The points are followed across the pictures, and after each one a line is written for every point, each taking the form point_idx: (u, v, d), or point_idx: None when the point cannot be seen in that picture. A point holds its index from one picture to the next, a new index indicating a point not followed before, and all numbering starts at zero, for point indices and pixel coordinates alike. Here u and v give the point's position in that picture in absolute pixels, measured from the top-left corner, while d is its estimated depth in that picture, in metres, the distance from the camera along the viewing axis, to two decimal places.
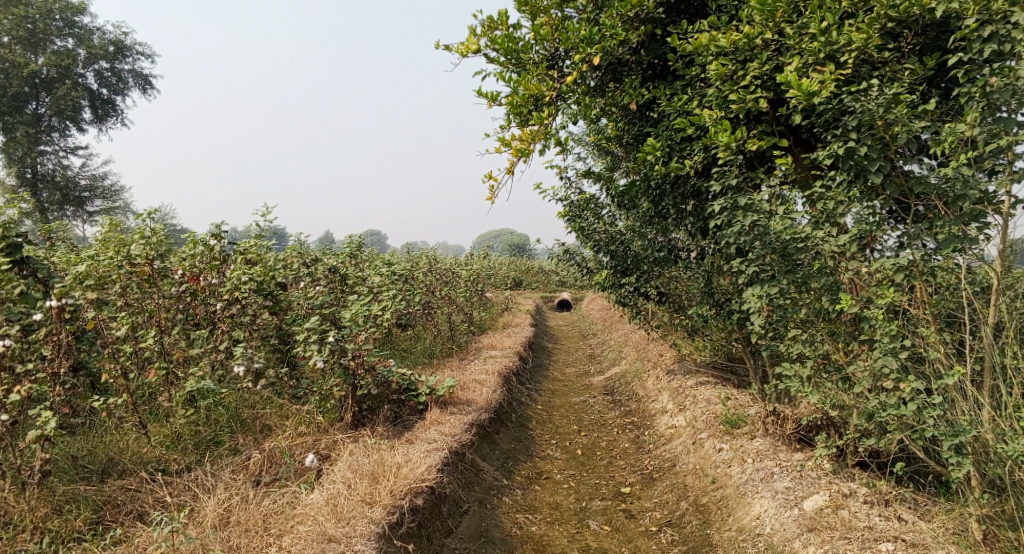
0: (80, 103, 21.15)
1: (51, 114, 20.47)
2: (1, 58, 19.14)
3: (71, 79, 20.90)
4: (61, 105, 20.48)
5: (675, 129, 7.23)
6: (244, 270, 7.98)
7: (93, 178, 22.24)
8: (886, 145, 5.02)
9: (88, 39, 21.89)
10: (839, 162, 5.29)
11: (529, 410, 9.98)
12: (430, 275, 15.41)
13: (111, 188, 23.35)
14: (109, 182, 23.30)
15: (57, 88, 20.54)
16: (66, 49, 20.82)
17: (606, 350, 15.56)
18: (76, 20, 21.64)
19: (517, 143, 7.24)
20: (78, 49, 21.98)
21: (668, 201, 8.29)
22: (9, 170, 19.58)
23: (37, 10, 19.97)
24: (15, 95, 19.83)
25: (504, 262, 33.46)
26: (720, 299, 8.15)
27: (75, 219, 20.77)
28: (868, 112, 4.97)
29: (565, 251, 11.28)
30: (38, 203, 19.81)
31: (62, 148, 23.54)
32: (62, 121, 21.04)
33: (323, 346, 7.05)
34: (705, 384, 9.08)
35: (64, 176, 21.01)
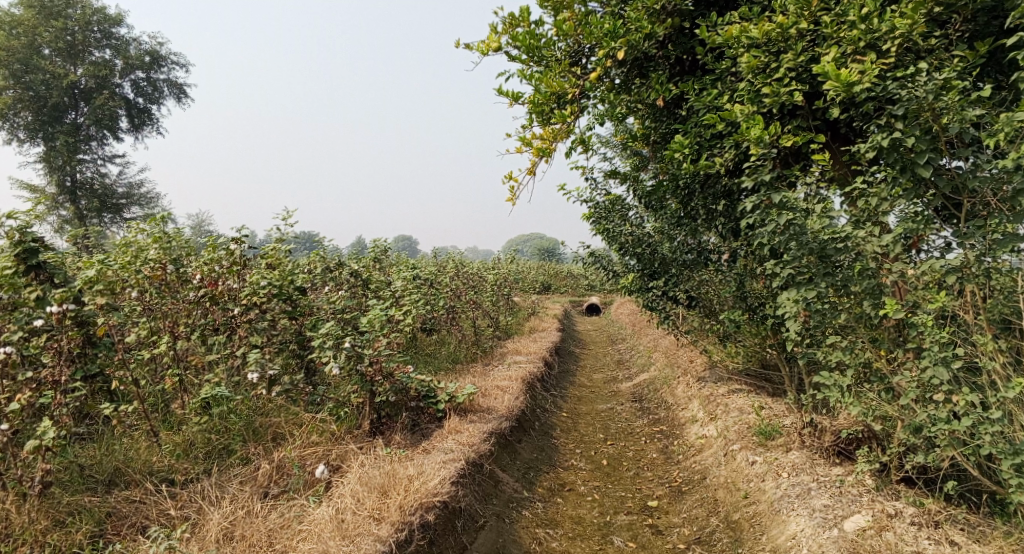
0: (117, 111, 21.51)
1: (90, 123, 20.85)
2: (42, 68, 19.51)
3: (109, 88, 21.28)
4: (99, 114, 20.82)
5: (705, 125, 6.89)
6: (263, 274, 7.86)
7: (130, 185, 22.59)
8: (936, 136, 4.62)
9: (125, 49, 22.27)
10: (883, 153, 4.88)
11: (554, 418, 9.69)
12: (456, 279, 15.23)
13: (147, 194, 23.71)
14: (145, 189, 23.66)
15: (95, 97, 20.90)
16: (104, 59, 21.19)
17: (635, 355, 15.20)
18: (113, 31, 22.05)
19: (538, 142, 6.98)
20: (115, 59, 22.36)
21: (697, 200, 7.96)
22: (48, 178, 19.98)
23: (76, 22, 20.35)
24: (55, 105, 20.22)
25: (532, 266, 33.21)
26: (753, 303, 7.78)
27: (112, 226, 21.07)
28: (915, 99, 4.61)
29: (592, 254, 10.97)
30: (76, 211, 20.14)
31: (99, 156, 23.97)
32: (100, 130, 21.40)
33: (339, 352, 6.87)
34: (737, 393, 8.69)
35: (102, 183, 21.37)
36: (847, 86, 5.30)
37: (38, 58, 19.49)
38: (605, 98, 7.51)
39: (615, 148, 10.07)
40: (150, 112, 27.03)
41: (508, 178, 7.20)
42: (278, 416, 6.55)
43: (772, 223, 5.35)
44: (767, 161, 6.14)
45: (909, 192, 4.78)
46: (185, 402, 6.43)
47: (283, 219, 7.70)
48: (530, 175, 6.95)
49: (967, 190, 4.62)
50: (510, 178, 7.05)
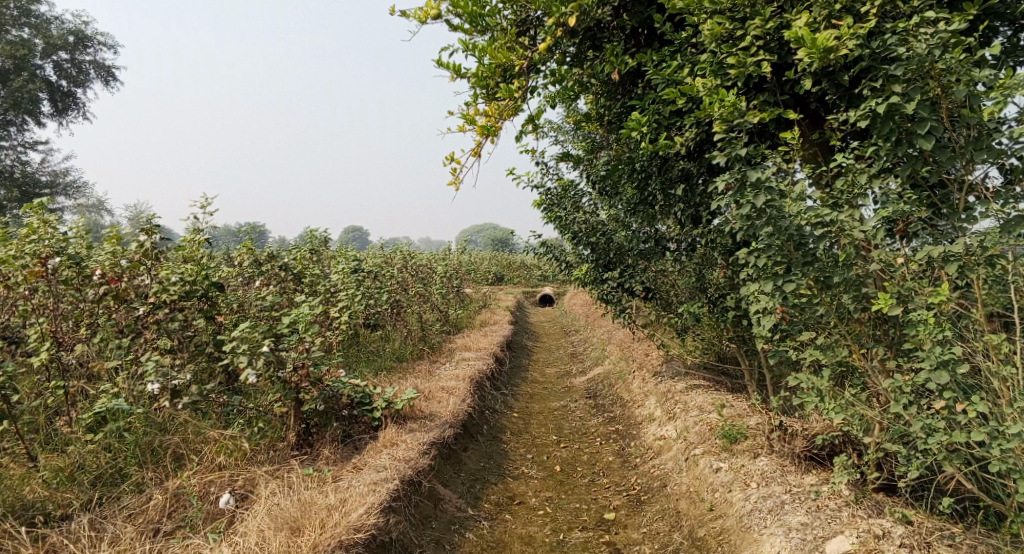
0: (38, 95, 20.00)
1: (8, 108, 19.31)
2: None
3: (29, 70, 19.74)
4: (17, 97, 19.23)
5: (664, 101, 6.27)
6: (174, 268, 7.06)
7: (55, 172, 21.06)
8: (938, 101, 4.24)
9: (46, 29, 20.66)
10: (877, 124, 4.44)
11: (504, 420, 9.04)
12: (403, 271, 14.47)
13: (74, 184, 22.16)
14: (71, 179, 22.11)
15: (12, 78, 19.29)
16: (22, 37, 19.61)
17: (589, 348, 14.71)
18: (32, 8, 20.42)
19: (482, 120, 6.25)
20: (33, 38, 20.65)
21: (654, 184, 7.35)
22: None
23: None
24: None
25: (485, 257, 32.55)
26: (716, 296, 7.26)
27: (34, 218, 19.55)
28: (915, 58, 4.20)
29: (544, 245, 10.30)
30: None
31: (19, 143, 22.26)
32: (19, 114, 19.80)
33: (257, 358, 6.11)
34: (696, 389, 8.21)
35: (23, 172, 19.84)
36: (823, 53, 4.76)
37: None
38: (554, 72, 6.83)
39: (569, 131, 9.38)
40: (78, 96, 25.32)
41: (448, 159, 6.33)
42: (187, 431, 5.76)
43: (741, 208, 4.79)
44: (732, 140, 5.60)
45: (905, 167, 4.36)
46: (73, 419, 5.57)
47: (201, 205, 6.96)
48: (474, 157, 6.22)
49: (968, 166, 4.21)
50: (450, 159, 6.31)
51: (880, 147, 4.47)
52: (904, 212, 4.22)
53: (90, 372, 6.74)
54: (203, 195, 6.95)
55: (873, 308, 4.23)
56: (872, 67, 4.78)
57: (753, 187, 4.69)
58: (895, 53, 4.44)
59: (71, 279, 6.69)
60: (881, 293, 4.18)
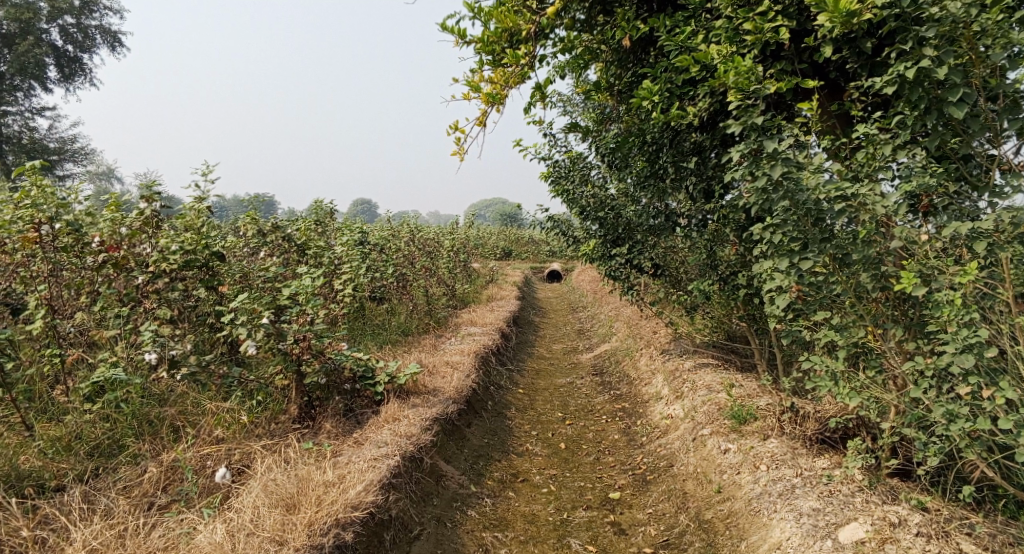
0: (44, 61, 19.82)
1: (14, 74, 19.15)
2: None
3: (35, 35, 19.53)
4: (23, 63, 19.03)
5: (677, 70, 6.01)
6: (172, 236, 6.93)
7: (63, 140, 20.94)
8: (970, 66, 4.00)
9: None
10: (905, 91, 4.17)
11: (508, 396, 8.93)
12: (410, 244, 14.33)
13: (82, 152, 22.05)
14: (79, 147, 22.00)
15: (18, 44, 19.09)
16: (27, 3, 19.37)
17: (597, 324, 14.57)
18: None
19: (488, 87, 6.03)
20: (39, 4, 20.39)
21: (666, 157, 7.10)
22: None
23: None
24: None
25: (493, 231, 32.36)
26: (727, 273, 7.06)
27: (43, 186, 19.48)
28: (948, 19, 3.93)
29: (551, 219, 10.06)
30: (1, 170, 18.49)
31: (27, 111, 22.14)
32: (26, 81, 19.63)
33: (256, 331, 6.01)
34: (704, 368, 8.05)
35: (31, 139, 19.74)
36: (846, 18, 4.46)
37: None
38: (562, 40, 6.56)
39: (579, 102, 9.09)
40: (84, 63, 25.08)
41: (451, 128, 6.07)
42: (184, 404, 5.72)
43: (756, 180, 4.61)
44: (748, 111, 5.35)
45: (933, 138, 4.13)
46: (70, 389, 5.50)
47: (202, 173, 6.66)
48: (480, 126, 6.01)
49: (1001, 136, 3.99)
50: (455, 129, 6.10)
51: (907, 117, 4.22)
52: (929, 184, 4.01)
53: (89, 341, 6.68)
54: (205, 164, 6.67)
55: (895, 288, 4.02)
56: (899, 32, 4.48)
57: (767, 160, 4.48)
58: (928, 15, 4.15)
59: (70, 246, 6.59)
60: (903, 272, 3.97)
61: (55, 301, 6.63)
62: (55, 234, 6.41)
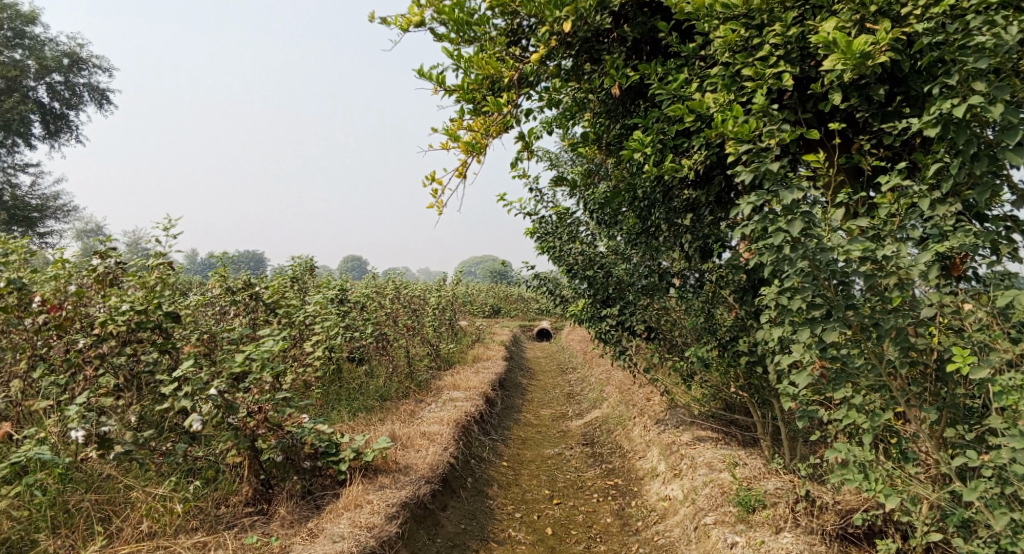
0: (32, 119, 19.69)
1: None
2: None
3: (20, 92, 19.46)
4: (10, 120, 18.87)
5: (671, 121, 5.60)
6: (121, 295, 6.34)
7: (45, 197, 20.60)
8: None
9: (43, 53, 20.33)
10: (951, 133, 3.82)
11: (490, 470, 8.19)
12: (393, 302, 13.78)
13: (65, 209, 21.67)
14: (62, 204, 21.65)
15: (5, 102, 19.01)
16: (17, 62, 19.41)
17: (587, 387, 13.91)
18: (30, 32, 20.29)
19: (467, 136, 5.58)
20: (29, 62, 20.31)
21: (658, 214, 6.56)
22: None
23: None
24: None
25: (482, 289, 31.86)
26: (725, 340, 6.52)
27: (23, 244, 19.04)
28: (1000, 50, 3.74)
29: (537, 277, 9.54)
30: None
31: (12, 168, 21.90)
32: (11, 138, 19.44)
33: (201, 403, 5.36)
34: (703, 443, 7.44)
35: (15, 197, 19.46)
36: (858, 59, 4.25)
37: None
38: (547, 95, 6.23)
39: (568, 158, 8.73)
40: (71, 119, 24.96)
41: (428, 180, 5.57)
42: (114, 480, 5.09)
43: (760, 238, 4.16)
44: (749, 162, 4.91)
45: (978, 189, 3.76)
46: None
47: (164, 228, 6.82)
48: (459, 177, 5.55)
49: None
50: (432, 180, 5.62)
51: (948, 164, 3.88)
52: (969, 245, 3.69)
53: (25, 413, 6.04)
54: (166, 219, 6.86)
55: (949, 366, 3.58)
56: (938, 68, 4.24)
57: (775, 217, 4.00)
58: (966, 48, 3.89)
59: (10, 306, 6.02)
60: (958, 349, 3.54)
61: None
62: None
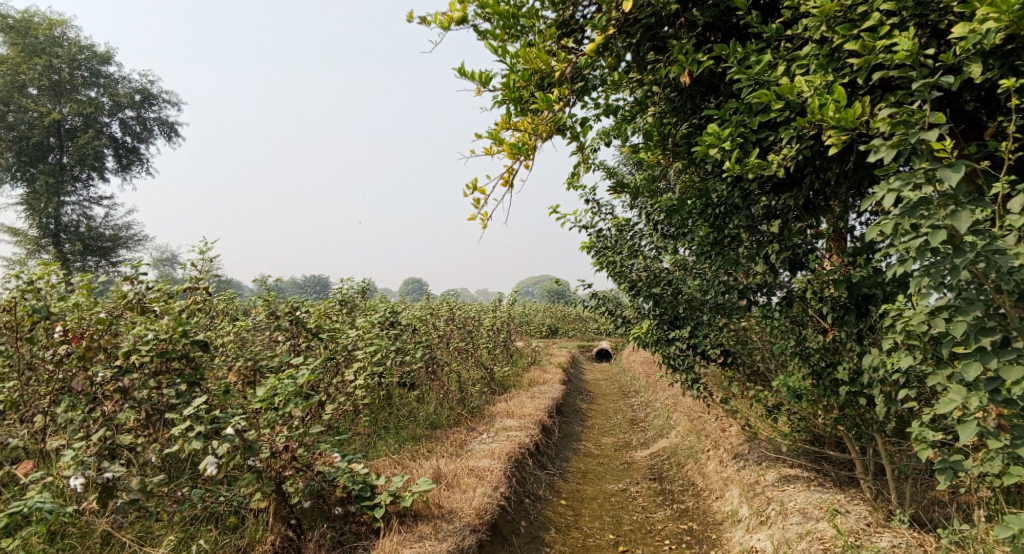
0: (103, 151, 20.16)
1: (72, 164, 19.39)
2: (24, 107, 18.28)
3: (94, 127, 20.01)
4: (84, 152, 19.37)
5: (754, 110, 4.72)
6: (148, 323, 5.88)
7: (116, 226, 21.08)
8: None
9: (113, 88, 20.79)
10: None
11: (547, 511, 7.36)
12: (446, 323, 13.19)
13: (135, 238, 22.14)
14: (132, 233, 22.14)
15: (79, 136, 19.56)
16: (91, 98, 20.00)
17: (650, 414, 12.96)
18: (102, 68, 20.92)
19: (513, 136, 4.86)
20: (101, 97, 20.86)
21: (735, 222, 5.65)
22: (29, 223, 18.57)
23: (63, 59, 19.30)
24: (38, 144, 18.92)
25: (538, 310, 31.15)
26: (822, 368, 5.58)
27: (97, 272, 19.42)
28: None
29: (593, 297, 8.65)
30: (60, 256, 18.57)
31: (87, 199, 22.59)
32: (84, 171, 19.97)
33: (218, 444, 4.75)
34: (793, 485, 6.56)
35: (89, 227, 19.93)
36: (1019, 13, 3.44)
37: (19, 96, 18.40)
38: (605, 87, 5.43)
39: (629, 169, 7.94)
40: (141, 152, 25.60)
41: (468, 187, 4.91)
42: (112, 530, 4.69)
43: (903, 236, 3.59)
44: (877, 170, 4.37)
45: None
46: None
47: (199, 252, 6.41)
48: (504, 186, 4.86)
49: None
50: (474, 189, 4.93)
51: None
52: None
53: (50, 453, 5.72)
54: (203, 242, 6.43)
55: None
56: None
57: (924, 204, 3.43)
58: None
59: (36, 336, 5.80)
60: None
61: (18, 400, 5.76)
62: (17, 321, 5.71)
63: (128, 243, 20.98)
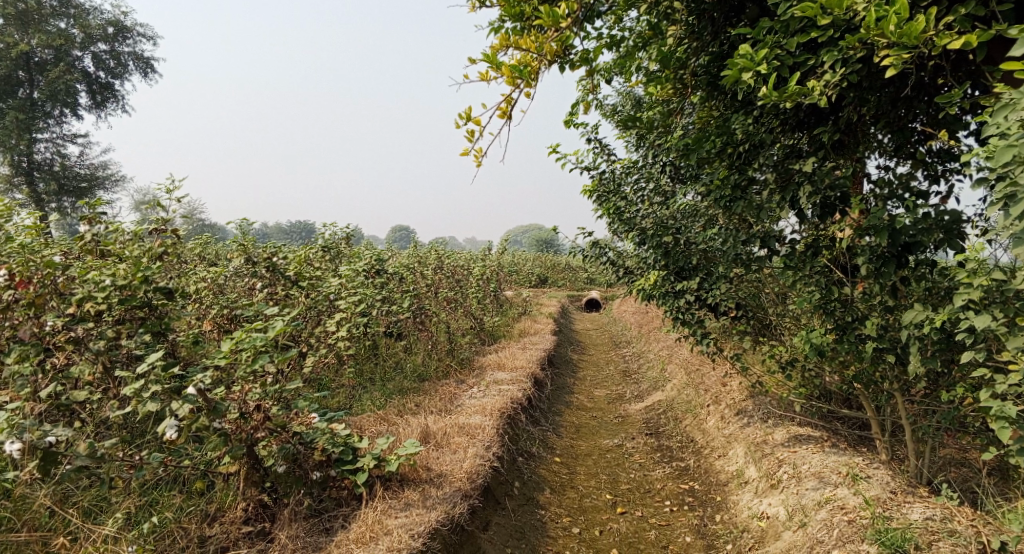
0: (77, 87, 18.99)
1: (44, 99, 18.25)
2: None
3: (66, 61, 18.75)
4: (55, 87, 18.19)
5: (793, 28, 4.09)
6: (104, 269, 5.28)
7: (93, 167, 20.08)
8: None
9: (85, 18, 19.42)
10: None
11: (542, 470, 6.96)
12: (434, 271, 12.60)
13: (113, 180, 21.14)
14: (110, 174, 21.14)
15: (49, 70, 18.36)
16: (62, 30, 18.70)
17: (644, 366, 12.58)
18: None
19: (511, 57, 4.21)
20: (72, 28, 19.54)
21: (759, 162, 5.07)
22: (1, 161, 17.65)
23: None
24: (6, 77, 17.75)
25: (528, 259, 30.59)
26: (847, 324, 5.11)
27: (73, 215, 18.53)
28: None
29: (593, 244, 8.08)
30: (34, 197, 17.64)
31: (60, 138, 21.49)
32: (57, 108, 18.83)
33: (181, 406, 4.24)
34: (805, 445, 6.18)
35: (63, 167, 18.93)
36: None
37: None
38: (613, 11, 4.74)
39: (635, 102, 7.26)
40: (117, 89, 24.31)
41: (460, 117, 4.31)
42: (63, 498, 4.26)
43: None
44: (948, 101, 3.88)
45: None
46: None
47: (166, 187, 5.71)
48: (501, 116, 4.25)
49: None
50: (466, 119, 4.33)
51: None
52: None
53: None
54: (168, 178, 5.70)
55: None
56: None
57: None
58: None
59: None
60: None
61: None
62: None
63: (106, 183, 20.01)
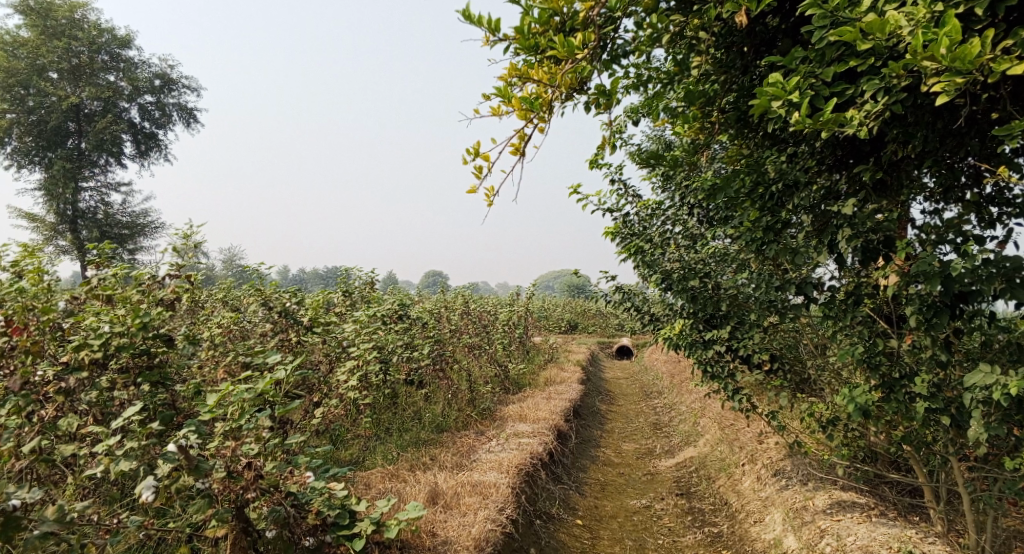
0: (122, 137, 19.47)
1: (91, 149, 18.71)
2: (43, 91, 17.66)
3: (113, 113, 19.27)
4: (101, 137, 18.64)
5: (831, 56, 3.75)
6: (104, 315, 5.07)
7: (133, 214, 20.43)
8: None
9: (132, 72, 20.05)
10: None
11: (562, 534, 6.46)
12: (458, 317, 12.30)
13: (152, 227, 21.47)
14: (151, 221, 21.50)
15: (97, 121, 18.87)
16: (111, 83, 19.31)
17: (675, 419, 12.00)
18: (122, 52, 20.27)
19: (522, 90, 3.94)
20: (119, 82, 20.17)
21: (793, 203, 4.69)
22: (46, 207, 18.08)
23: (82, 42, 18.65)
24: (56, 128, 18.26)
25: (559, 305, 30.18)
26: (894, 380, 4.61)
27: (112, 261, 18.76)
28: None
29: (618, 290, 7.69)
30: (75, 243, 17.92)
31: (104, 186, 21.99)
32: (101, 157, 19.29)
33: (165, 465, 3.93)
34: (849, 514, 5.60)
35: (106, 214, 19.27)
36: None
37: (38, 80, 17.75)
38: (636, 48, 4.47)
39: (663, 144, 6.93)
40: (161, 139, 24.96)
41: (467, 152, 4.03)
42: None
43: None
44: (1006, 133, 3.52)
45: None
46: None
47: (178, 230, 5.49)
48: (512, 153, 3.97)
49: None
50: (474, 154, 4.05)
51: None
52: None
53: None
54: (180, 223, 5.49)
55: None
56: None
57: None
58: None
59: None
60: None
61: None
62: None
63: (145, 229, 20.32)
